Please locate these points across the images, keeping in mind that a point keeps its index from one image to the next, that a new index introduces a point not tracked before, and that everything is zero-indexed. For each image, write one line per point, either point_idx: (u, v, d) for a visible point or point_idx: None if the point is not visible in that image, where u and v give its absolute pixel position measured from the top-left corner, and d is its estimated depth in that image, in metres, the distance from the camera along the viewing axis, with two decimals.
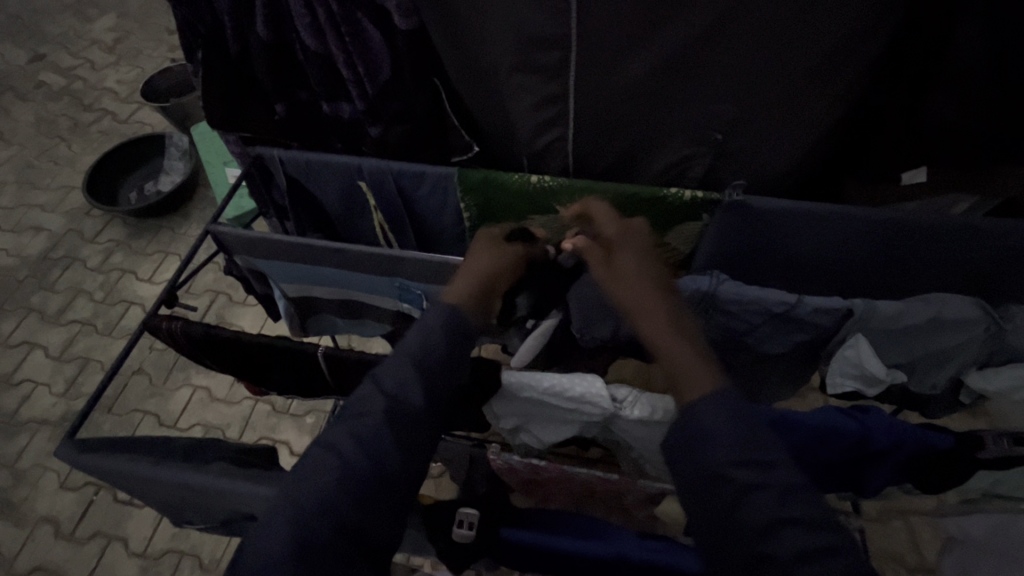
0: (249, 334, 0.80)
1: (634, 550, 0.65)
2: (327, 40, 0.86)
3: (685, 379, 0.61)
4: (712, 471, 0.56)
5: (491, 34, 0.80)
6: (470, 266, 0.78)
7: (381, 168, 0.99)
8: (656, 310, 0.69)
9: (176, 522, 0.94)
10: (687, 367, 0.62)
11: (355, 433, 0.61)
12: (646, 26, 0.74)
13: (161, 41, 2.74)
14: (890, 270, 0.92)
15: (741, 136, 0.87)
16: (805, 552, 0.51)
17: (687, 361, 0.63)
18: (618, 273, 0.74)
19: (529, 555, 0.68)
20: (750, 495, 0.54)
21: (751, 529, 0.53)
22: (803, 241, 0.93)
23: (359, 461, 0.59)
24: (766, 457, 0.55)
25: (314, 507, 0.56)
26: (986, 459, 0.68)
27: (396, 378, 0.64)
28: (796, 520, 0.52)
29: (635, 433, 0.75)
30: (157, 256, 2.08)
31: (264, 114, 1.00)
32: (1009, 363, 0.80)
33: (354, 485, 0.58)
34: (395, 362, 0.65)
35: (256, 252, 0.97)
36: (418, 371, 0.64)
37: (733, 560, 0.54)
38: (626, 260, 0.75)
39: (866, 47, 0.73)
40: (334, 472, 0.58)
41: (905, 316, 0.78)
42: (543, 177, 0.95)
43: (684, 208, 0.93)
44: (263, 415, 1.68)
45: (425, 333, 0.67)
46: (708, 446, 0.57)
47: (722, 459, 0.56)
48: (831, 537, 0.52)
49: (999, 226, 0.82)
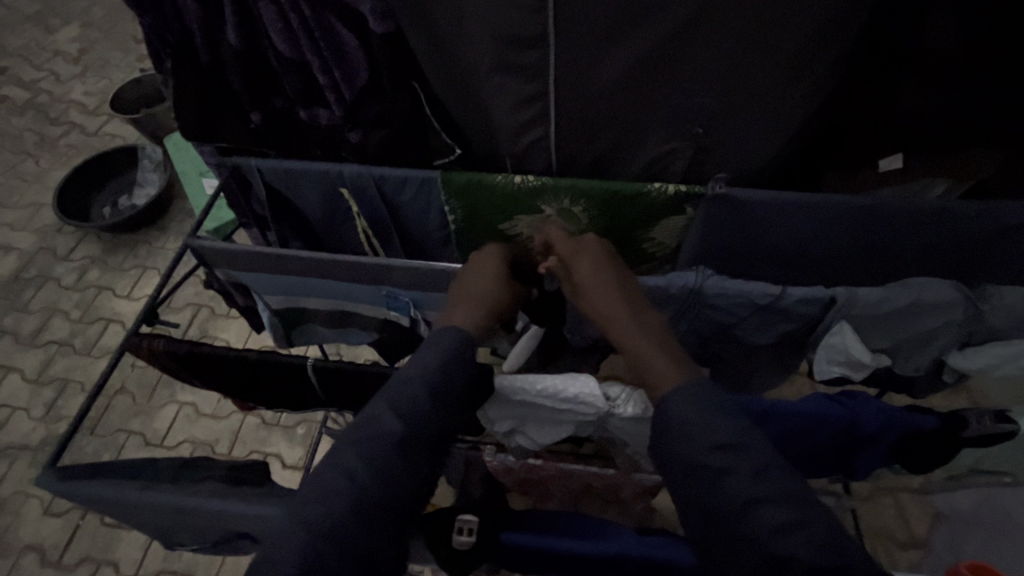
0: (236, 349, 0.78)
1: (634, 548, 0.65)
2: (301, 46, 0.84)
3: (661, 381, 0.62)
4: (687, 459, 0.57)
5: (469, 35, 0.79)
6: (466, 287, 0.77)
7: (363, 174, 0.98)
8: (625, 319, 0.69)
9: (166, 545, 0.91)
10: (665, 375, 0.62)
11: (367, 450, 0.60)
12: (624, 23, 0.74)
13: (128, 50, 2.67)
14: (871, 256, 0.94)
15: (723, 129, 0.88)
16: (782, 526, 0.51)
17: (662, 368, 0.63)
18: (583, 290, 0.75)
19: (531, 559, 0.68)
20: (724, 477, 0.55)
21: (731, 511, 0.53)
22: (785, 230, 0.94)
23: (360, 472, 0.58)
24: (737, 438, 0.56)
25: (318, 522, 0.55)
26: (971, 436, 0.70)
27: (407, 396, 0.63)
28: (769, 498, 0.52)
29: (630, 429, 0.75)
30: (135, 271, 2.03)
31: (240, 123, 0.97)
32: (991, 340, 0.82)
33: (356, 497, 0.57)
34: (405, 376, 0.65)
35: (239, 265, 0.95)
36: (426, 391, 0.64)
37: (723, 545, 0.54)
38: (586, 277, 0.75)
39: (841, 37, 0.74)
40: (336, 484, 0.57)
41: (889, 301, 0.80)
42: (526, 177, 0.95)
43: (669, 202, 0.94)
44: (252, 428, 1.65)
45: (428, 350, 0.68)
46: (680, 435, 0.58)
47: (693, 445, 0.57)
48: (806, 511, 0.52)
49: (975, 208, 0.84)
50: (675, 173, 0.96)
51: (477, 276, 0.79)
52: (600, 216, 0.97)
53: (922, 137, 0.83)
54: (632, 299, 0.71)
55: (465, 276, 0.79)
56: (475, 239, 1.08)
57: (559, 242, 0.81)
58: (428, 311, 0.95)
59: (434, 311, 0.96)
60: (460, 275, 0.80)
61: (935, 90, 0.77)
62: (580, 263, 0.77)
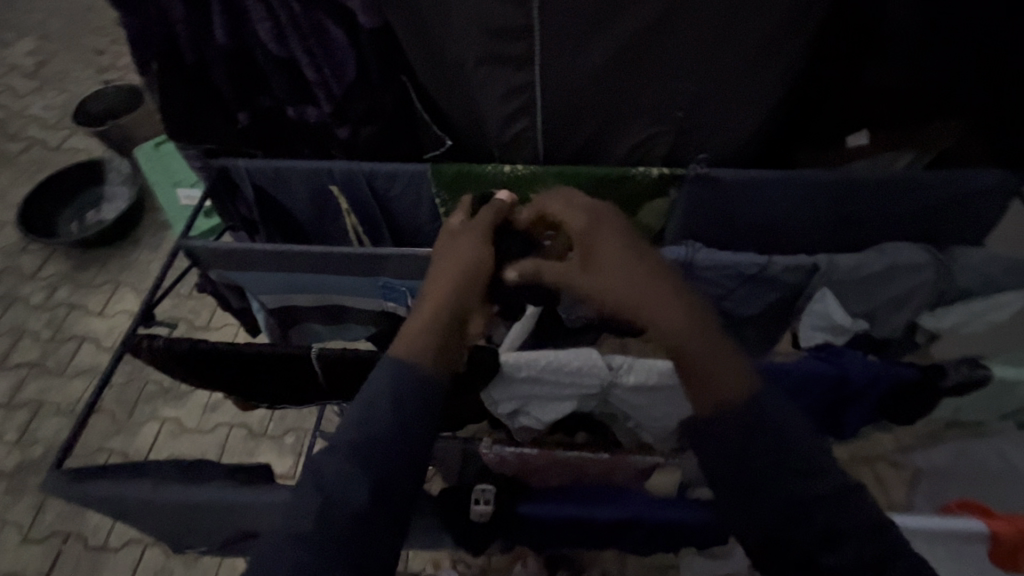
0: (239, 344, 0.78)
1: (646, 511, 0.68)
2: (289, 44, 0.84)
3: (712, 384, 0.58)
4: (762, 482, 0.55)
5: (457, 26, 0.81)
6: (427, 297, 0.68)
7: (353, 171, 0.99)
8: (652, 290, 0.63)
9: (174, 547, 0.90)
10: (719, 372, 0.58)
11: (356, 453, 0.58)
12: (606, 12, 0.78)
13: (88, 62, 2.61)
14: (843, 228, 0.99)
15: (703, 113, 0.91)
16: (860, 554, 0.53)
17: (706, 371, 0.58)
18: (597, 261, 0.67)
19: (544, 527, 0.71)
20: (809, 506, 0.54)
21: (811, 537, 0.54)
22: (764, 208, 0.98)
23: (352, 476, 0.58)
24: (813, 462, 0.56)
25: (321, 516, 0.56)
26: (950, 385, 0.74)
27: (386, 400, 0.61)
28: (849, 526, 0.54)
29: (633, 399, 0.77)
30: (107, 287, 1.98)
31: (227, 124, 0.97)
32: (958, 301, 0.87)
33: (338, 514, 0.56)
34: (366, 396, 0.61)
35: (233, 264, 0.95)
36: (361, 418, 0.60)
37: (788, 560, 0.55)
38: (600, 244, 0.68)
39: (805, 22, 0.79)
40: (347, 477, 0.58)
41: (863, 268, 0.85)
42: (515, 166, 0.97)
43: (654, 185, 0.97)
44: (240, 439, 1.63)
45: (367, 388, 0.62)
46: (760, 459, 0.55)
47: (774, 471, 0.55)
48: (873, 529, 0.55)
49: (937, 177, 0.90)
50: (657, 158, 1.00)
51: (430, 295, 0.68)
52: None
53: (882, 113, 0.90)
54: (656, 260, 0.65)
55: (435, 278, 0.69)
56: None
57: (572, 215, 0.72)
58: None
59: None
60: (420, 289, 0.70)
61: (900, 66, 0.82)
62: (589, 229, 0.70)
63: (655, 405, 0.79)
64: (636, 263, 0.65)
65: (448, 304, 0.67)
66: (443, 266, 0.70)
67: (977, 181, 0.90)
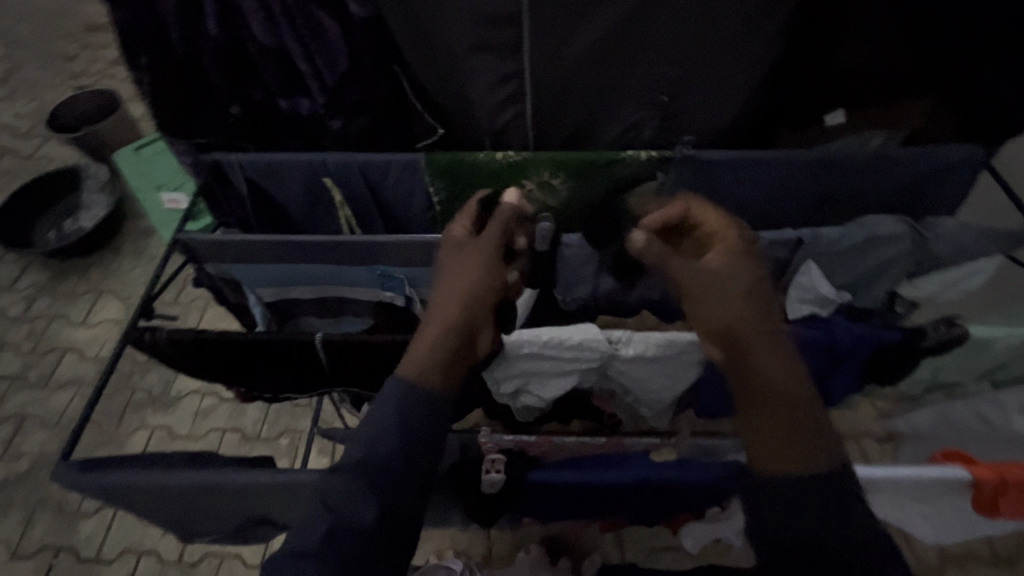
0: (242, 333, 0.79)
1: (652, 473, 0.71)
2: (281, 34, 0.85)
3: (801, 452, 0.60)
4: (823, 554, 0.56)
5: (447, 17, 0.83)
6: (434, 314, 0.70)
7: (346, 162, 1.00)
8: (766, 341, 0.65)
9: (180, 539, 0.91)
10: (806, 439, 0.60)
11: (365, 467, 0.61)
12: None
13: (59, 68, 2.55)
14: (821, 206, 1.03)
15: (688, 98, 0.95)
16: None
17: (804, 439, 0.60)
18: (726, 292, 0.67)
19: (551, 492, 0.74)
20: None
21: None
22: (747, 188, 1.02)
23: (360, 490, 0.60)
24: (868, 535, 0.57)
25: (327, 527, 0.59)
26: (929, 346, 0.78)
27: (388, 417, 0.64)
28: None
29: (633, 370, 0.80)
30: (88, 297, 1.95)
31: (220, 118, 0.98)
32: (934, 269, 0.92)
33: (342, 532, 0.59)
34: (370, 424, 0.63)
35: (231, 257, 0.95)
36: (368, 442, 0.63)
37: None
38: (742, 279, 0.68)
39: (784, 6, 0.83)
40: (356, 491, 0.60)
41: (843, 240, 0.89)
42: (507, 153, 0.99)
43: (642, 168, 0.99)
44: (234, 443, 1.62)
45: (377, 405, 0.65)
46: (829, 530, 0.57)
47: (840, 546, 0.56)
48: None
49: (910, 154, 0.94)
50: (644, 143, 1.03)
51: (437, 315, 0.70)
52: (577, 190, 1.02)
53: (853, 88, 0.95)
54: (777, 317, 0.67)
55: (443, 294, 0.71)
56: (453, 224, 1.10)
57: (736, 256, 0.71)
58: (422, 288, 0.98)
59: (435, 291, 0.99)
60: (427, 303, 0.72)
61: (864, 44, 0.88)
62: (735, 261, 0.70)
63: (652, 376, 0.81)
64: (764, 312, 0.66)
65: (462, 321, 0.69)
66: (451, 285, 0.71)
67: (949, 155, 0.94)
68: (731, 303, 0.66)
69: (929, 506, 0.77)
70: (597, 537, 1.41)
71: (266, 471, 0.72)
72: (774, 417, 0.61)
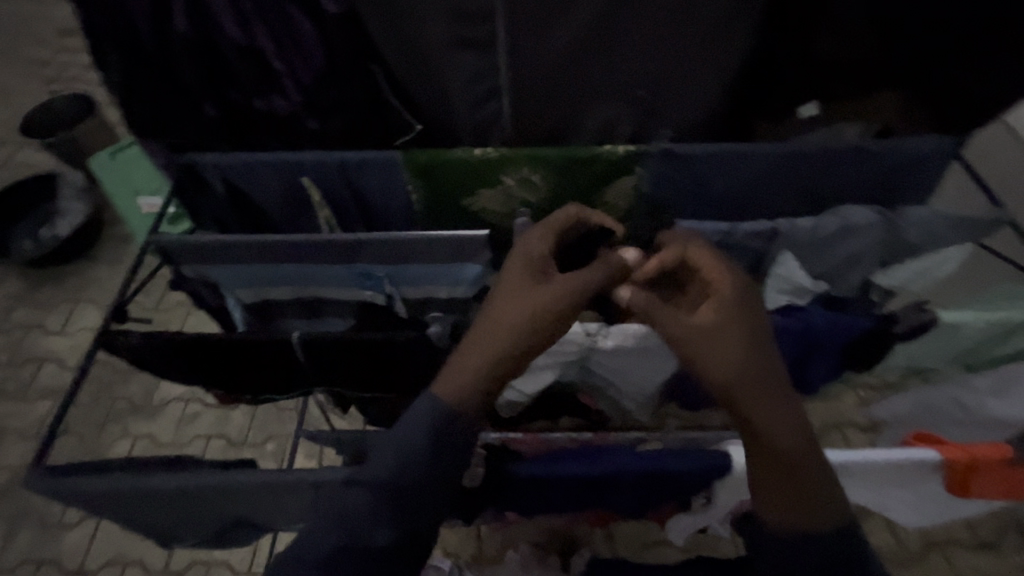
0: (219, 333, 0.78)
1: (635, 464, 0.71)
2: (255, 33, 0.86)
3: (790, 509, 0.62)
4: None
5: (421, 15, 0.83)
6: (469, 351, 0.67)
7: (325, 162, 0.99)
8: (774, 398, 0.63)
9: (160, 545, 0.90)
10: (812, 498, 0.61)
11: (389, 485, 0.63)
12: None
13: (32, 74, 2.50)
14: (798, 198, 1.05)
15: (665, 92, 0.95)
16: None
17: (793, 497, 0.62)
18: (724, 353, 0.65)
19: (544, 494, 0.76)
20: None
21: None
22: (725, 181, 1.03)
23: (379, 508, 0.63)
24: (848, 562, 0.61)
25: (339, 534, 0.62)
26: (901, 331, 0.80)
27: (416, 438, 0.64)
28: None
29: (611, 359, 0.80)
30: (66, 306, 1.91)
31: (194, 118, 0.97)
32: (907, 256, 0.94)
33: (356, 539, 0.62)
34: (397, 441, 0.64)
35: (208, 258, 0.94)
36: (393, 464, 0.64)
37: None
38: (737, 331, 0.65)
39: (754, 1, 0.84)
40: (376, 509, 0.62)
41: (818, 230, 0.90)
42: (485, 149, 0.99)
43: (620, 163, 1.00)
44: (219, 450, 1.60)
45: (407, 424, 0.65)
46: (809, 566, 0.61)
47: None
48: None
49: (880, 144, 0.96)
50: (622, 138, 1.04)
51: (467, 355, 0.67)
52: (557, 185, 1.03)
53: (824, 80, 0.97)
54: (784, 369, 0.66)
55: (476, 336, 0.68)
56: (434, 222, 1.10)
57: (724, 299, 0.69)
58: (403, 286, 0.98)
59: (418, 289, 0.99)
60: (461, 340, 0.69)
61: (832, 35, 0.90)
62: (729, 315, 0.66)
63: (632, 365, 0.82)
64: (769, 369, 0.65)
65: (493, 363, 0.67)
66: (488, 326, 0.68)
67: (918, 145, 0.96)
68: (729, 357, 0.64)
69: (909, 489, 0.77)
70: (589, 533, 1.41)
71: (246, 473, 0.71)
72: (776, 477, 0.62)
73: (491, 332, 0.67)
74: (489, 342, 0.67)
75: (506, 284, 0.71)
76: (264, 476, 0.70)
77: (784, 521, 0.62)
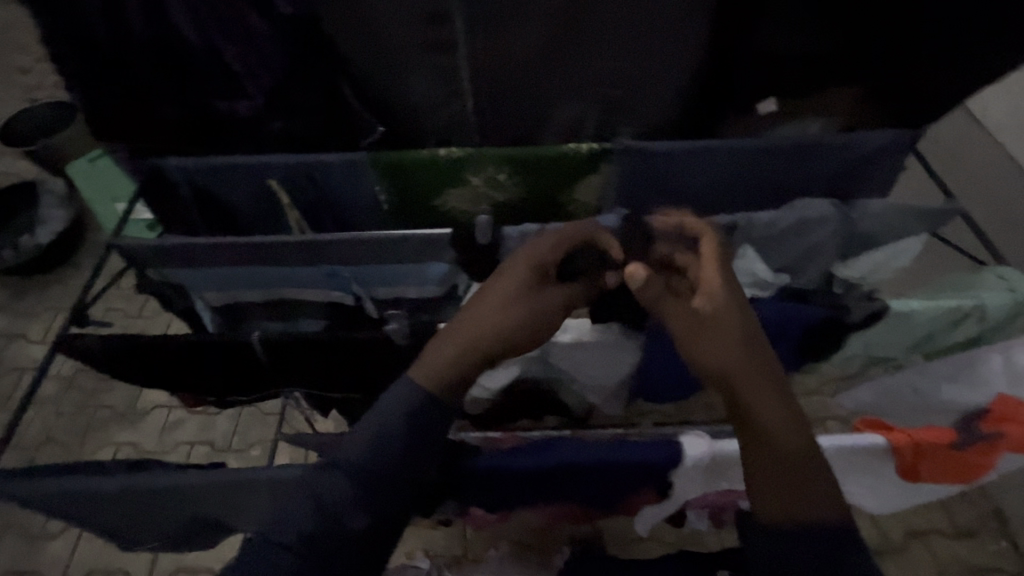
0: (173, 334, 0.79)
1: (588, 456, 0.72)
2: (212, 37, 0.86)
3: (789, 501, 0.62)
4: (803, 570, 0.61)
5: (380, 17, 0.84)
6: (455, 338, 0.69)
7: (290, 163, 0.99)
8: (769, 393, 0.64)
9: (126, 549, 0.89)
10: (813, 491, 0.62)
11: (358, 477, 0.64)
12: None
13: (12, 82, 2.49)
14: (763, 192, 1.07)
15: (626, 89, 0.96)
16: None
17: (793, 490, 0.62)
18: (720, 342, 0.66)
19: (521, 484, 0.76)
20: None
21: None
22: (690, 177, 1.04)
23: (351, 495, 0.64)
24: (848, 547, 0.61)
25: (315, 521, 0.63)
26: (853, 321, 0.82)
27: (386, 426, 0.66)
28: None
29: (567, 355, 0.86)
30: (48, 314, 1.90)
31: (158, 121, 0.97)
32: (865, 247, 0.96)
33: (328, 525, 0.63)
34: (375, 431, 0.66)
35: (173, 261, 0.94)
36: (368, 450, 0.65)
37: None
38: (734, 325, 0.67)
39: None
40: (347, 503, 0.63)
41: (774, 224, 0.91)
42: (449, 150, 1.00)
43: (585, 161, 1.01)
44: (203, 455, 1.60)
45: (381, 405, 0.67)
46: (805, 554, 0.61)
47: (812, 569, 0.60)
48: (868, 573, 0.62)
49: (840, 138, 0.98)
50: (588, 135, 1.05)
51: (448, 342, 0.69)
52: (524, 182, 1.04)
53: (783, 77, 0.97)
54: (779, 368, 0.67)
55: (462, 328, 0.70)
56: (405, 221, 1.11)
57: (710, 288, 0.69)
58: (371, 286, 0.99)
59: (386, 288, 1.00)
60: (449, 330, 0.70)
61: (786, 30, 0.90)
62: (725, 312, 0.67)
63: (590, 360, 0.87)
64: (767, 374, 0.65)
65: (469, 353, 0.69)
66: (468, 321, 0.70)
67: (875, 139, 0.98)
68: (727, 352, 0.66)
69: (867, 475, 0.78)
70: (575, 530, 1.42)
71: (202, 473, 0.72)
72: (776, 477, 0.62)
73: (481, 331, 0.69)
74: (474, 342, 0.69)
75: (503, 292, 0.71)
76: (220, 476, 0.71)
77: (780, 516, 0.62)
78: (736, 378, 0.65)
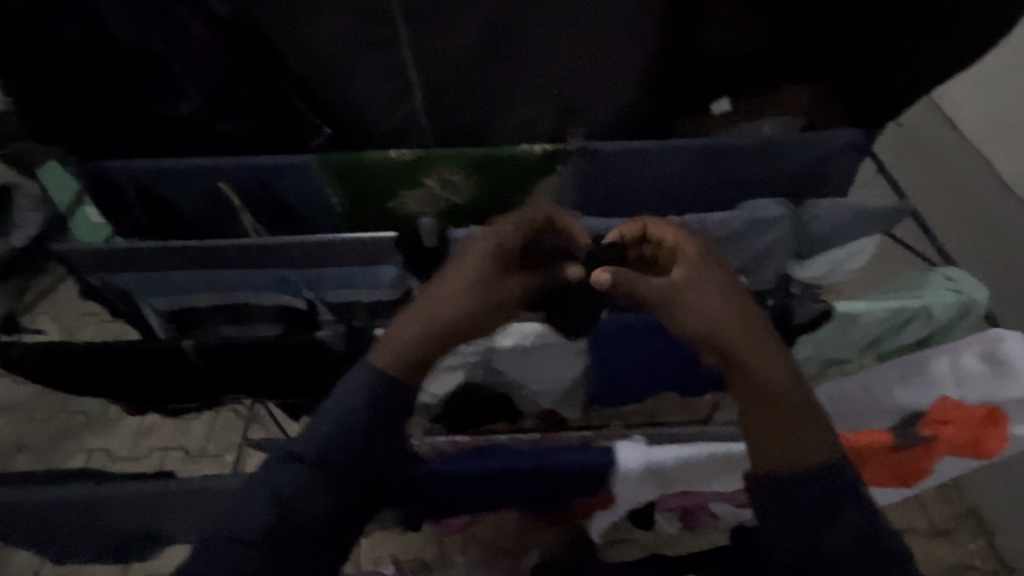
0: (102, 341, 0.81)
1: (529, 460, 0.75)
2: (148, 39, 0.84)
3: (800, 455, 0.60)
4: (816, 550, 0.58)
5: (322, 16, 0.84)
6: (412, 322, 0.67)
7: (240, 167, 0.97)
8: (759, 348, 0.63)
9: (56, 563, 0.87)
10: (805, 443, 0.60)
11: (310, 480, 0.62)
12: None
13: None
14: (724, 193, 1.06)
15: (580, 86, 0.96)
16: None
17: (809, 441, 0.60)
18: (700, 299, 0.66)
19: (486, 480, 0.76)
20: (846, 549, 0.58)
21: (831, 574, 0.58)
22: (647, 178, 1.03)
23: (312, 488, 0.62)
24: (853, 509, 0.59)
25: (273, 515, 0.62)
26: (800, 322, 0.82)
27: (350, 417, 0.63)
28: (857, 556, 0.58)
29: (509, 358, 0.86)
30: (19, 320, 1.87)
31: (103, 124, 0.95)
32: (820, 248, 0.96)
33: (290, 518, 0.62)
34: (330, 420, 0.64)
35: (116, 266, 0.92)
36: (323, 443, 0.63)
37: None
38: (711, 280, 0.66)
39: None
40: (300, 499, 0.62)
41: (724, 226, 0.91)
42: (400, 151, 0.98)
43: (539, 163, 1.00)
44: (176, 461, 1.58)
45: (339, 389, 0.65)
46: (819, 526, 0.58)
47: (836, 547, 0.57)
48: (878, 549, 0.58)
49: (797, 138, 0.97)
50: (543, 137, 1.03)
51: (406, 327, 0.67)
52: (481, 185, 1.02)
53: (732, 77, 0.97)
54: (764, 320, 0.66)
55: (419, 313, 0.67)
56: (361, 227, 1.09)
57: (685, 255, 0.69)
58: (320, 290, 0.97)
59: (340, 291, 0.98)
60: (407, 316, 0.67)
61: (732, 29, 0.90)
62: (702, 266, 0.67)
63: (534, 361, 0.87)
64: (754, 329, 0.64)
65: (430, 337, 0.67)
66: (426, 305, 0.67)
67: (832, 137, 0.97)
68: (707, 313, 0.65)
69: None
70: None
71: (139, 485, 0.71)
72: (774, 430, 0.60)
73: (423, 319, 0.66)
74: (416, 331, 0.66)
75: (463, 276, 0.68)
76: (157, 486, 0.71)
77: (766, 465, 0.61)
78: (724, 336, 0.64)
